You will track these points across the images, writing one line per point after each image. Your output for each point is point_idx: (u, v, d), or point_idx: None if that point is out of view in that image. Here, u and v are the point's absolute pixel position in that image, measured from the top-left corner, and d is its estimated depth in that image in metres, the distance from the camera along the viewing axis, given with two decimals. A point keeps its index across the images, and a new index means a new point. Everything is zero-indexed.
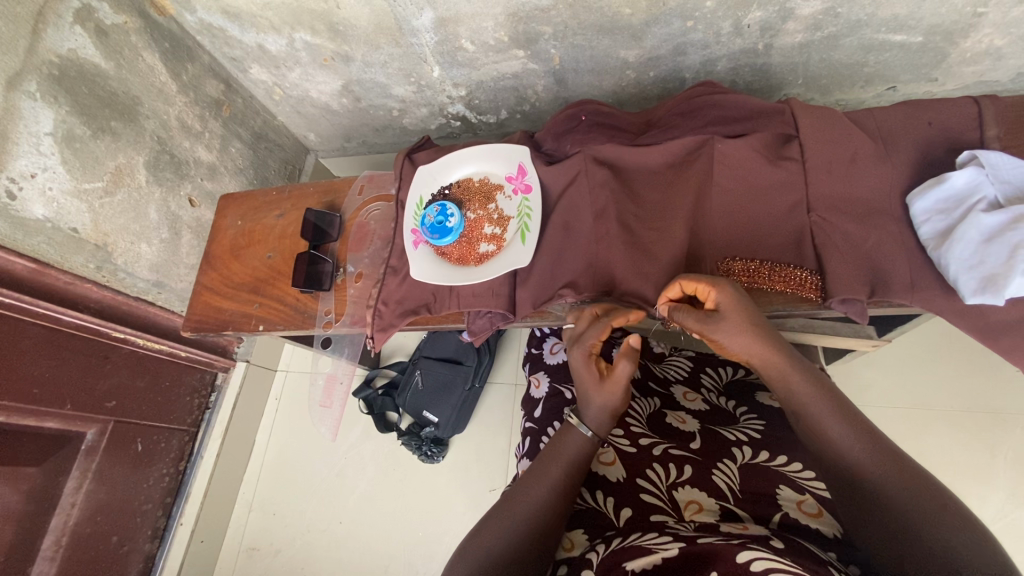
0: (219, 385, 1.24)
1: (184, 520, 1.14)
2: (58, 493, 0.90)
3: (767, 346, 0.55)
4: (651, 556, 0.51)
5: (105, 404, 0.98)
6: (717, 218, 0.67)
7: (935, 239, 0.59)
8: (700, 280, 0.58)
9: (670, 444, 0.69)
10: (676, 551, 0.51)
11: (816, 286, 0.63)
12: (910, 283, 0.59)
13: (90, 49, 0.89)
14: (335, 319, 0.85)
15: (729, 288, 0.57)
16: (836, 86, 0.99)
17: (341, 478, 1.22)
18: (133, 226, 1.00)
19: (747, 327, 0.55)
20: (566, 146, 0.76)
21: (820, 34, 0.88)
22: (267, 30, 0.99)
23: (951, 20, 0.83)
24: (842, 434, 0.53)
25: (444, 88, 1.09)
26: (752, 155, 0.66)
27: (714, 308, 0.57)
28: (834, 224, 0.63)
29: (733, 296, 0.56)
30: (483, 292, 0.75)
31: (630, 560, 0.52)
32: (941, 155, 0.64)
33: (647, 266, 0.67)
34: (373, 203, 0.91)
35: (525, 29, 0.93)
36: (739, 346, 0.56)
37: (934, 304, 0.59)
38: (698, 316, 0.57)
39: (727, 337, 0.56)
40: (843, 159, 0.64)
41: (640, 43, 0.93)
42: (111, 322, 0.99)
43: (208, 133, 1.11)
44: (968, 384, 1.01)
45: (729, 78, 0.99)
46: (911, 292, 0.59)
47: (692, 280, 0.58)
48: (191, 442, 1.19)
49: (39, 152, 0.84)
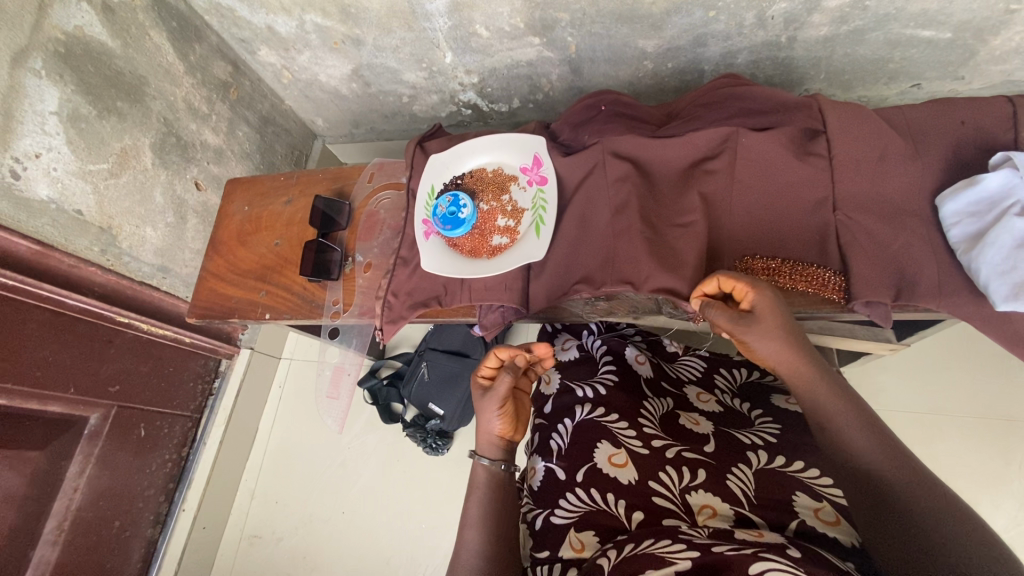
0: (222, 371, 1.23)
1: (186, 506, 1.12)
2: (61, 478, 0.89)
3: (798, 356, 0.55)
4: (671, 566, 0.50)
5: (108, 389, 0.97)
6: (739, 214, 0.65)
7: (965, 242, 0.57)
8: (739, 279, 0.56)
9: (683, 447, 0.68)
10: (689, 563, 0.50)
11: (839, 288, 0.61)
12: (938, 288, 0.58)
13: (96, 27, 0.86)
14: (343, 309, 0.84)
15: (767, 291, 0.55)
16: (859, 82, 0.97)
17: (344, 469, 1.22)
18: (138, 209, 0.98)
19: (780, 332, 0.54)
20: (583, 137, 0.74)
21: (846, 28, 0.86)
22: (276, 11, 0.97)
23: (981, 16, 0.81)
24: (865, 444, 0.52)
25: (456, 75, 1.07)
26: (777, 149, 0.63)
27: (750, 309, 0.56)
28: (860, 223, 0.61)
29: (770, 299, 0.55)
30: (495, 285, 0.73)
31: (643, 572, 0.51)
32: (973, 155, 0.62)
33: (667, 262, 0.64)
34: (384, 192, 0.89)
35: (542, 15, 0.90)
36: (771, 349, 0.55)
37: (962, 310, 0.57)
38: (730, 316, 0.56)
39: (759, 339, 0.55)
40: (871, 157, 0.62)
41: (659, 33, 0.91)
42: (116, 306, 0.98)
43: (214, 116, 1.09)
44: (984, 390, 0.99)
45: (749, 72, 0.97)
46: (938, 297, 0.58)
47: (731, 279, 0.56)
48: (194, 429, 1.17)
49: (44, 131, 0.82)
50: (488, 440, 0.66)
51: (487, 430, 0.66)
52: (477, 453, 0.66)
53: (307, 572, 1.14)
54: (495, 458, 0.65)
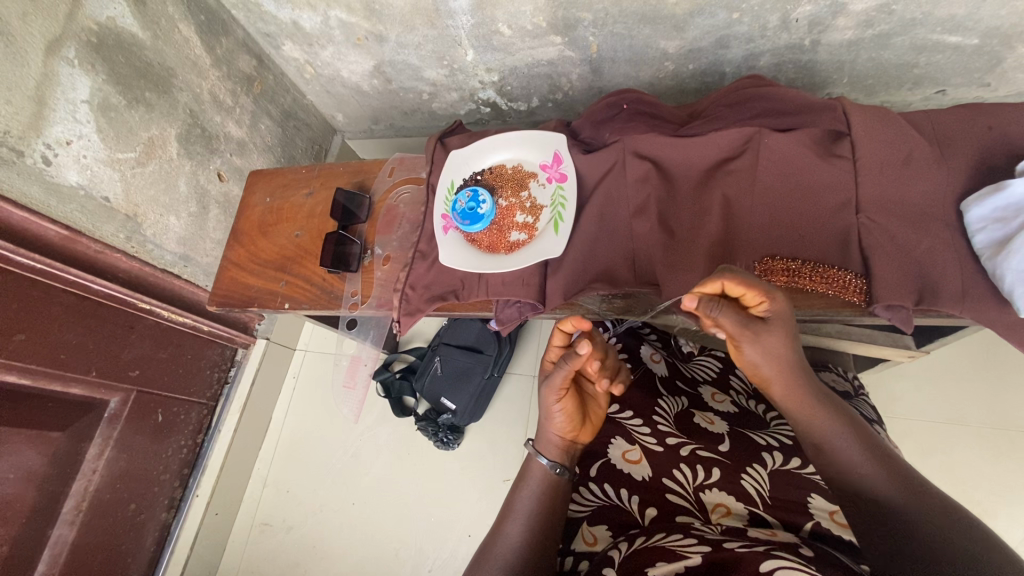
0: (238, 360, 1.25)
1: (200, 492, 1.15)
2: (80, 459, 0.91)
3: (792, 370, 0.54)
4: (672, 564, 0.50)
5: (129, 373, 0.99)
6: (760, 214, 0.65)
7: (991, 248, 0.56)
8: (761, 283, 0.51)
9: (698, 445, 0.68)
10: (698, 559, 0.50)
11: (860, 290, 0.61)
12: (961, 293, 0.57)
13: (127, 18, 0.88)
14: (361, 301, 0.85)
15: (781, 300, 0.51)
16: (882, 87, 0.96)
17: (356, 460, 1.23)
18: (163, 198, 1.00)
19: (782, 344, 0.53)
20: (605, 135, 0.74)
21: (871, 32, 0.85)
22: (302, 7, 0.98)
23: (1010, 23, 0.80)
24: (856, 450, 0.53)
25: (477, 73, 1.08)
26: (800, 150, 0.63)
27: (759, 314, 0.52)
28: (883, 226, 0.61)
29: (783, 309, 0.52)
30: (513, 281, 0.73)
31: (653, 566, 0.51)
32: (1000, 162, 0.61)
33: (690, 260, 0.65)
34: (403, 186, 0.90)
35: (564, 15, 0.91)
36: (768, 359, 0.53)
37: (986, 316, 0.57)
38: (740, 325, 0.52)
39: (759, 350, 0.52)
40: (896, 160, 0.62)
41: (681, 34, 0.91)
42: (138, 292, 1.00)
43: (238, 109, 1.11)
44: (1004, 401, 0.98)
45: (771, 74, 0.96)
46: (961, 302, 0.57)
47: (739, 283, 0.51)
48: (209, 416, 1.20)
49: (75, 119, 0.84)
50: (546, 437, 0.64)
51: (547, 427, 0.63)
52: (535, 449, 0.65)
53: (317, 561, 1.15)
54: (554, 458, 0.63)
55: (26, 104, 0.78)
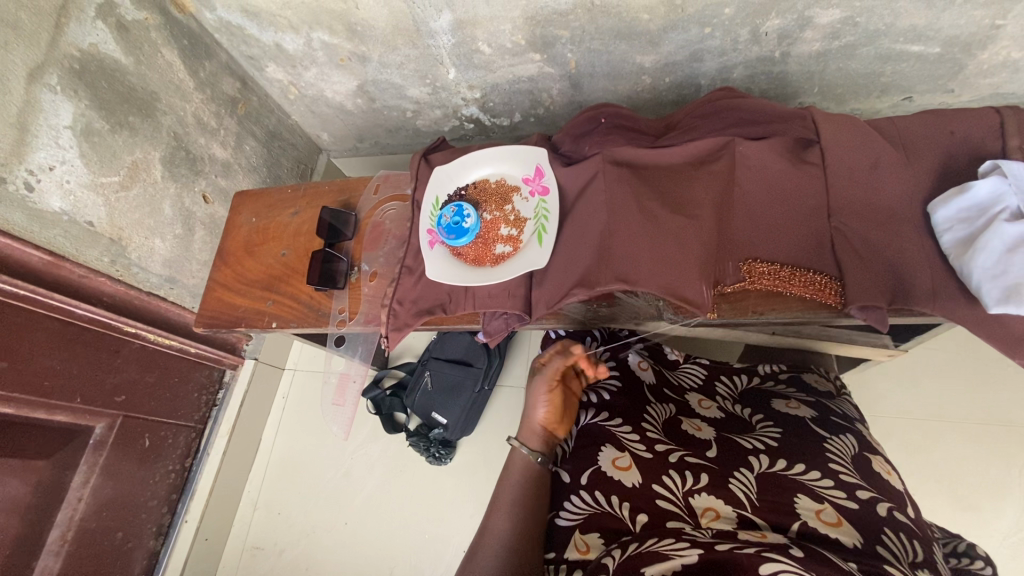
0: (227, 382, 1.24)
1: (189, 517, 1.13)
2: (66, 487, 0.90)
3: None
4: (669, 562, 0.52)
5: (114, 398, 0.98)
6: (737, 220, 0.67)
7: (957, 247, 0.58)
8: None
9: (686, 452, 0.69)
10: (696, 558, 0.52)
11: (835, 292, 0.63)
12: (932, 291, 0.59)
13: (110, 44, 0.89)
14: (349, 318, 0.86)
15: None
16: (852, 96, 0.99)
17: (347, 479, 1.22)
18: (147, 221, 1.00)
19: None
20: (584, 148, 0.76)
21: (837, 43, 0.88)
22: (285, 30, 0.99)
23: (968, 32, 0.83)
24: None
25: (459, 90, 1.10)
26: (773, 158, 0.66)
27: None
28: (854, 229, 0.63)
29: None
30: (499, 293, 0.75)
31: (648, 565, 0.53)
32: (964, 164, 0.63)
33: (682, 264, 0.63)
34: (389, 203, 0.91)
35: (542, 33, 0.93)
36: None
37: (957, 313, 0.59)
38: None
39: None
40: (864, 165, 0.64)
41: (656, 49, 0.93)
42: (123, 316, 0.99)
43: (223, 131, 1.12)
44: (981, 394, 0.99)
45: (744, 86, 0.99)
46: (932, 300, 0.59)
47: None
48: (198, 439, 1.18)
49: (58, 145, 0.84)
50: (531, 430, 0.74)
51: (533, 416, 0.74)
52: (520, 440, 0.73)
53: None
54: (537, 448, 0.73)
55: (8, 131, 0.78)
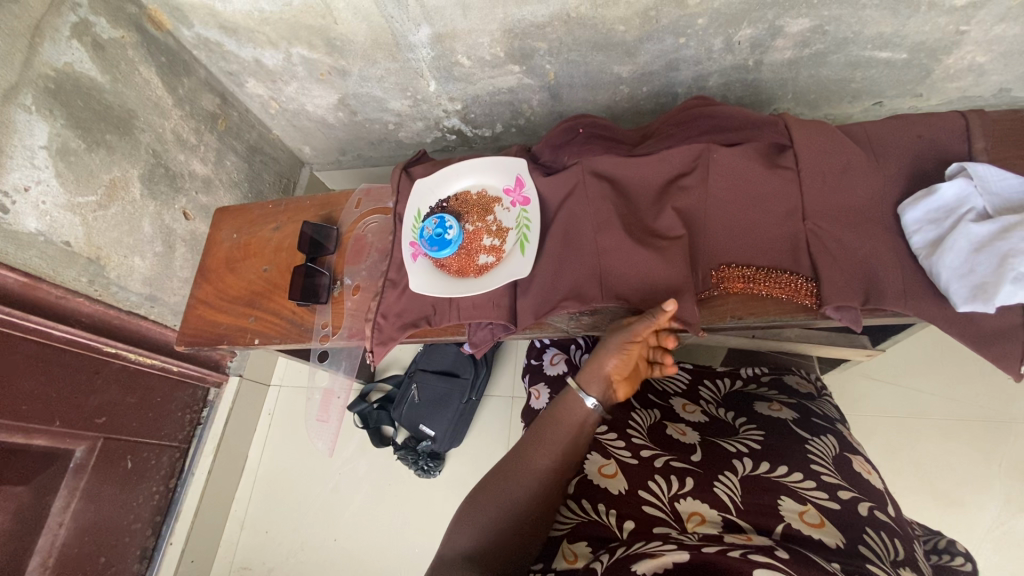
0: (211, 401, 1.22)
1: (174, 539, 1.12)
2: (45, 513, 0.88)
3: None
4: (660, 560, 0.52)
5: (94, 421, 0.96)
6: (714, 225, 0.68)
7: (927, 248, 0.60)
8: None
9: (671, 457, 0.70)
10: (687, 556, 0.51)
11: (811, 293, 0.64)
12: (903, 291, 0.60)
13: (86, 63, 0.88)
14: (332, 332, 0.85)
15: None
16: (825, 102, 1.01)
17: (336, 494, 1.21)
18: (126, 239, 0.99)
19: None
20: (563, 158, 0.77)
21: (808, 51, 0.90)
22: (264, 45, 1.00)
23: (933, 38, 0.86)
24: None
25: (440, 102, 1.10)
26: (747, 163, 0.67)
27: None
28: (828, 232, 0.64)
29: None
30: (484, 303, 0.75)
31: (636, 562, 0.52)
32: (931, 167, 0.65)
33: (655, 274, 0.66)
34: (371, 216, 0.91)
35: (521, 45, 0.94)
36: None
37: (929, 312, 0.60)
38: None
39: None
40: (836, 169, 0.65)
41: (633, 59, 0.95)
42: (103, 336, 0.98)
43: (203, 147, 1.11)
44: (960, 392, 1.01)
45: (720, 94, 1.01)
46: (904, 299, 0.60)
47: None
48: (182, 459, 1.16)
49: (33, 165, 0.83)
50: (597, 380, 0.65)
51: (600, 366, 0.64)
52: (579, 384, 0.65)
53: None
54: (597, 397, 0.64)
55: None
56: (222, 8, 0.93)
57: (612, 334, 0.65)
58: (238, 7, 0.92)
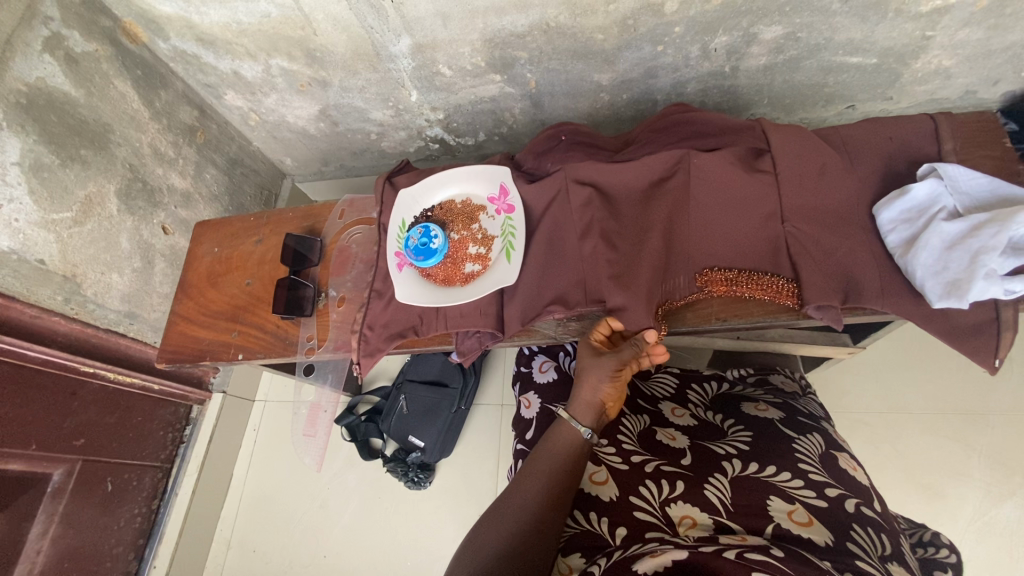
0: (194, 418, 1.20)
1: (158, 562, 1.10)
2: (21, 540, 0.86)
3: None
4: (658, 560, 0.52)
5: (72, 443, 0.94)
6: (700, 229, 0.69)
7: (902, 247, 0.61)
8: None
9: (662, 461, 0.70)
10: (683, 554, 0.52)
11: (792, 294, 0.65)
12: (881, 289, 0.62)
13: (59, 78, 0.87)
14: (318, 345, 0.84)
15: None
16: (799, 106, 1.04)
17: (325, 510, 1.19)
18: (103, 256, 0.97)
19: None
20: (547, 165, 0.77)
21: (782, 57, 0.92)
22: (242, 57, 0.99)
23: (901, 43, 0.88)
24: None
25: (422, 112, 1.10)
26: (728, 166, 0.68)
27: None
28: (807, 233, 0.65)
29: None
30: (471, 311, 0.75)
31: (638, 562, 0.53)
32: (902, 167, 0.67)
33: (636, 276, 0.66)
34: (355, 227, 0.90)
35: (501, 54, 0.95)
36: None
37: (905, 309, 0.61)
38: None
39: None
40: (813, 171, 0.66)
41: (612, 67, 0.96)
42: (80, 356, 0.95)
43: (182, 160, 1.09)
44: (938, 386, 1.04)
45: (698, 100, 1.03)
46: (883, 297, 0.62)
47: None
48: (165, 479, 1.14)
49: (5, 182, 0.81)
50: (586, 406, 0.68)
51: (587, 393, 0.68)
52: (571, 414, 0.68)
53: None
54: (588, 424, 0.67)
55: None
56: (199, 20, 0.92)
57: (593, 361, 0.68)
58: (215, 19, 0.91)
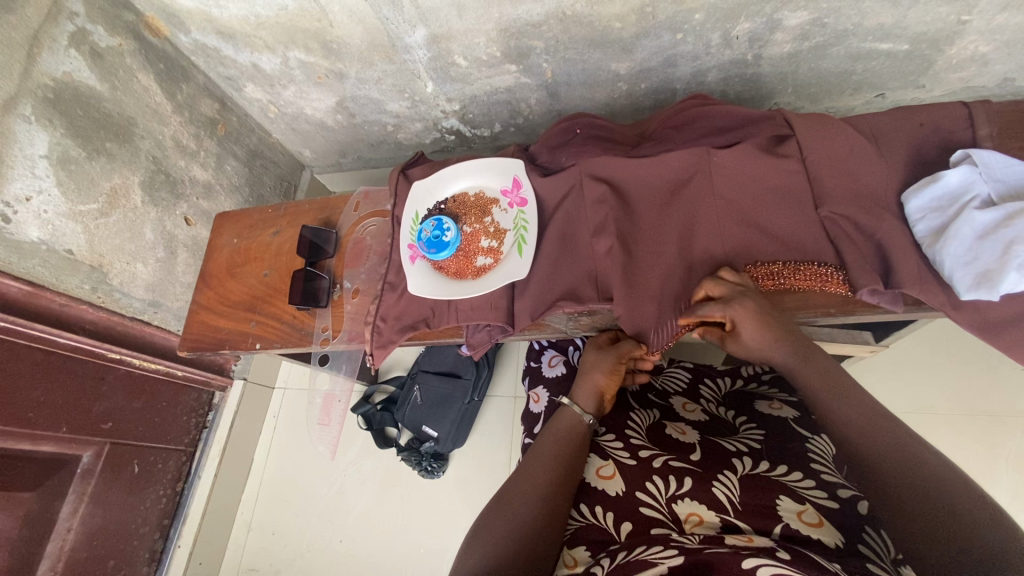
0: (216, 404, 1.24)
1: (181, 542, 1.14)
2: (54, 518, 0.90)
3: None
4: (656, 567, 0.52)
5: (101, 426, 0.97)
6: (725, 230, 0.66)
7: (930, 236, 0.59)
8: None
9: (670, 456, 0.69)
10: (681, 560, 0.52)
11: (842, 281, 0.61)
12: (923, 275, 0.58)
13: (85, 72, 0.89)
14: (332, 336, 0.85)
15: None
16: (825, 95, 1.00)
17: (341, 496, 1.21)
18: (128, 245, 0.99)
19: None
20: (561, 159, 0.76)
21: (807, 44, 0.89)
22: (261, 50, 1.00)
23: (935, 28, 0.84)
24: None
25: (438, 103, 1.10)
26: (750, 161, 0.65)
27: None
28: (846, 218, 0.62)
29: None
30: (481, 305, 0.75)
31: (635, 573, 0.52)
32: (934, 154, 0.64)
33: (657, 286, 0.67)
34: (369, 219, 0.91)
35: (517, 44, 0.94)
36: None
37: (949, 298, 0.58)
38: None
39: None
40: (841, 155, 0.64)
41: (630, 56, 0.94)
42: (108, 343, 0.99)
43: (203, 153, 1.11)
44: (967, 386, 1.00)
45: (719, 89, 1.00)
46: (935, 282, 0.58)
47: None
48: (189, 462, 1.18)
49: (34, 175, 0.84)
50: (587, 394, 0.72)
51: (587, 380, 0.72)
52: (572, 399, 0.72)
53: None
54: (588, 410, 0.71)
55: None
56: (218, 13, 0.93)
57: (596, 354, 0.73)
58: (234, 12, 0.92)
